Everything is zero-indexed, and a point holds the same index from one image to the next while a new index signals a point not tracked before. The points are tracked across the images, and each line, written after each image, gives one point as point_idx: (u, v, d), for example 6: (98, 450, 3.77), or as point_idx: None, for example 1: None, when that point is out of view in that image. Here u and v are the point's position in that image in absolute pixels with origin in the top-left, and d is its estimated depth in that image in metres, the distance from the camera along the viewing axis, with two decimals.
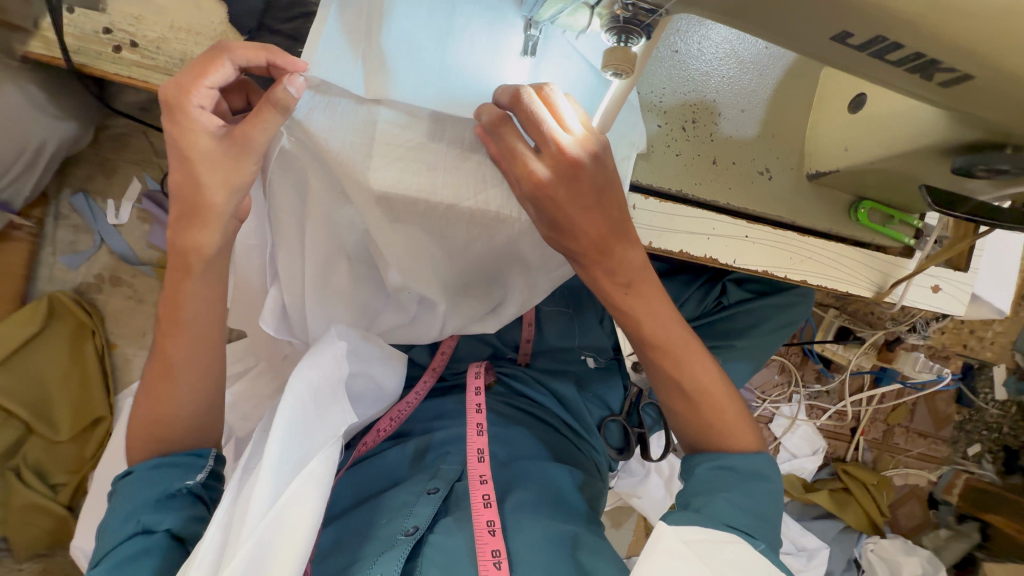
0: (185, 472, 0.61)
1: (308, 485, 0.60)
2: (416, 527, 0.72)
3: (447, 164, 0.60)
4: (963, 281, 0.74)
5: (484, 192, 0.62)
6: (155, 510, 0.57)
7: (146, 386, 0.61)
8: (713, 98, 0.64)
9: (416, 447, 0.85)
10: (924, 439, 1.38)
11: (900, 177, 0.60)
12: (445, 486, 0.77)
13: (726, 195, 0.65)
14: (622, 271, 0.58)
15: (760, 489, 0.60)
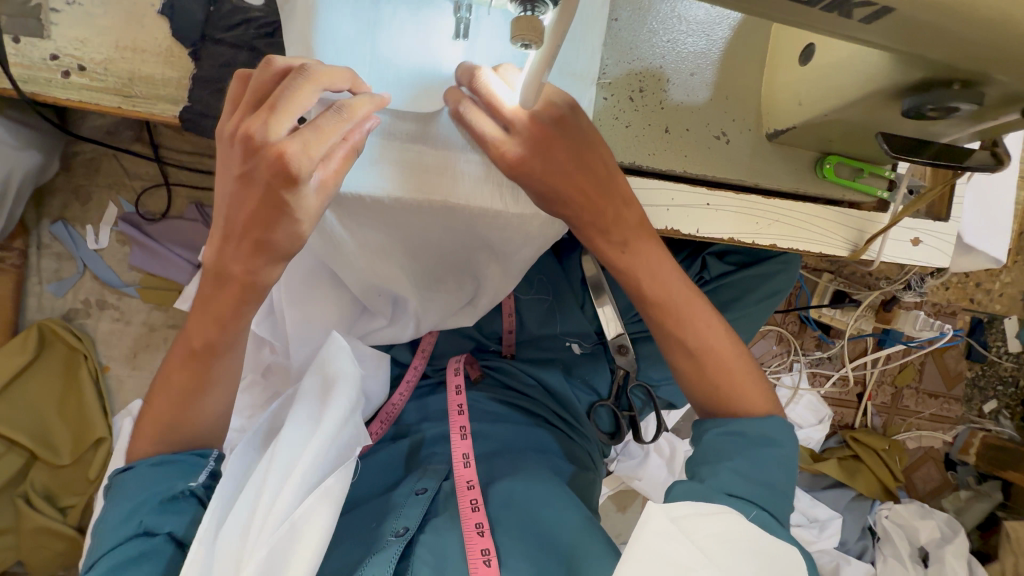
0: (190, 474, 0.61)
1: (322, 502, 0.60)
2: (406, 528, 0.71)
3: (390, 157, 0.59)
4: (945, 231, 0.71)
5: (423, 183, 0.60)
6: (159, 512, 0.58)
7: (160, 389, 0.62)
8: (660, 64, 0.62)
9: (410, 443, 0.86)
10: (936, 400, 1.33)
11: (861, 127, 0.57)
12: (434, 487, 0.77)
13: (683, 163, 0.63)
14: (617, 230, 0.58)
15: (768, 455, 0.58)
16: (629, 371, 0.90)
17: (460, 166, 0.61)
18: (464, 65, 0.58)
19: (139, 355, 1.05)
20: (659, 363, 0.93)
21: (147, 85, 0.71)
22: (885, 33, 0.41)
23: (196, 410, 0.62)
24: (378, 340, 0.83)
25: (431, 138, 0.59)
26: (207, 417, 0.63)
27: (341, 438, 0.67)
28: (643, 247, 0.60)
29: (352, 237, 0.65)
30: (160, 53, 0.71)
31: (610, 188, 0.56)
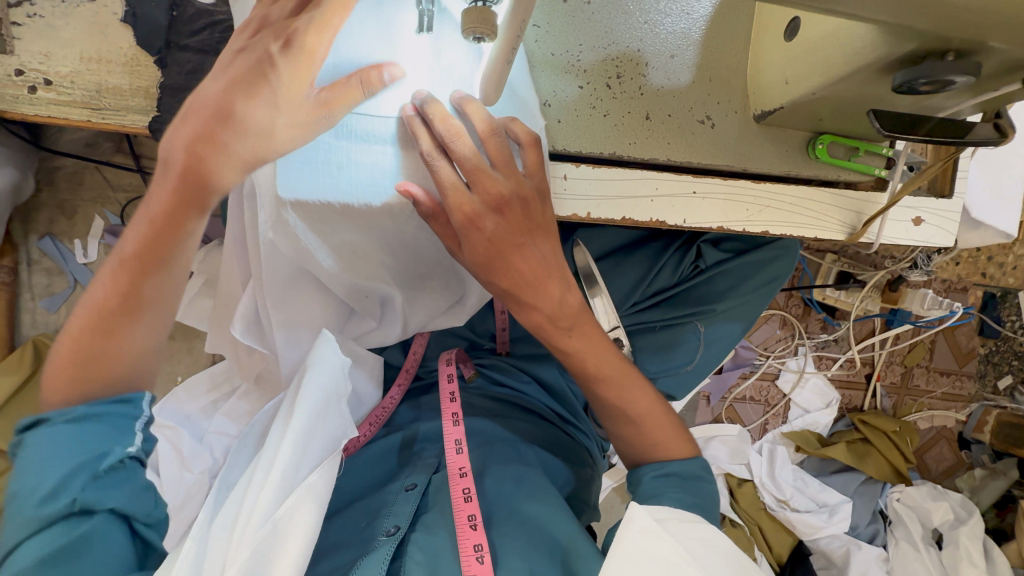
0: (122, 434, 0.58)
1: (305, 499, 0.62)
2: (397, 527, 0.70)
3: (355, 154, 0.57)
4: (948, 208, 0.67)
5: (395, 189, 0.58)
6: (95, 487, 0.55)
7: (80, 334, 0.58)
8: (637, 48, 0.59)
9: (402, 437, 0.84)
10: (948, 377, 1.30)
11: (853, 104, 0.54)
12: (423, 482, 0.77)
13: (666, 151, 0.60)
14: (563, 316, 0.60)
15: (700, 487, 0.62)
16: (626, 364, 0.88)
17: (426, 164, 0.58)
18: (431, 60, 0.55)
19: None
20: (657, 355, 0.90)
21: (115, 96, 0.70)
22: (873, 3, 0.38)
23: (124, 352, 0.59)
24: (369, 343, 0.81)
25: (397, 138, 0.57)
26: (134, 351, 0.60)
27: (317, 433, 0.66)
28: (594, 335, 0.62)
29: (323, 241, 0.62)
30: (125, 63, 0.69)
31: (542, 225, 0.57)
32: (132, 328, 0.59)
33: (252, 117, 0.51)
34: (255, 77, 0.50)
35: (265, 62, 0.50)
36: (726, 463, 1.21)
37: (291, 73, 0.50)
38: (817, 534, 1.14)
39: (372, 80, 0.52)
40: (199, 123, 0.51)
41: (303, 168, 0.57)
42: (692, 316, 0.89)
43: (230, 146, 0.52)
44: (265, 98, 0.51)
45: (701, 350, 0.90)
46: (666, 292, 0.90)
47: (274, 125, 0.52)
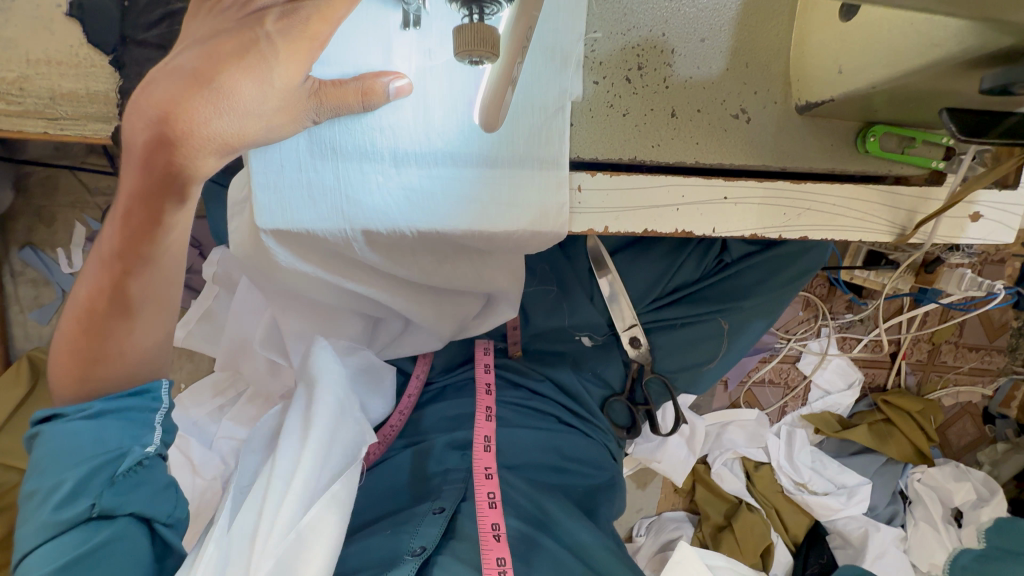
0: (142, 429, 0.54)
1: (330, 508, 0.61)
2: (423, 547, 0.66)
3: (343, 174, 0.50)
4: (1013, 201, 0.59)
5: (388, 212, 0.52)
6: (112, 492, 0.51)
7: (70, 332, 0.53)
8: (662, 31, 0.50)
9: (415, 451, 0.79)
10: (976, 352, 1.24)
11: (922, 95, 0.45)
12: (451, 506, 0.72)
13: (694, 152, 0.53)
14: None
15: None
16: (644, 364, 0.83)
17: (425, 182, 0.51)
18: (421, 62, 0.48)
19: None
20: (673, 353, 0.85)
21: (71, 103, 0.62)
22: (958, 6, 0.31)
23: (130, 350, 0.54)
24: (392, 351, 0.82)
25: (392, 152, 0.50)
26: (140, 352, 0.55)
27: (335, 442, 0.66)
28: None
29: (302, 253, 0.54)
30: (78, 64, 0.61)
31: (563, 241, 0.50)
32: (130, 327, 0.53)
33: (239, 95, 0.41)
34: (250, 63, 0.41)
35: (259, 39, 0.42)
36: (742, 447, 1.18)
37: (285, 51, 0.42)
38: (834, 516, 1.13)
39: (375, 92, 0.46)
40: (169, 91, 0.40)
41: (276, 190, 0.50)
42: (716, 313, 0.83)
43: (198, 127, 0.40)
44: (253, 75, 0.41)
45: (724, 343, 0.85)
46: (687, 288, 0.84)
47: (257, 113, 0.42)
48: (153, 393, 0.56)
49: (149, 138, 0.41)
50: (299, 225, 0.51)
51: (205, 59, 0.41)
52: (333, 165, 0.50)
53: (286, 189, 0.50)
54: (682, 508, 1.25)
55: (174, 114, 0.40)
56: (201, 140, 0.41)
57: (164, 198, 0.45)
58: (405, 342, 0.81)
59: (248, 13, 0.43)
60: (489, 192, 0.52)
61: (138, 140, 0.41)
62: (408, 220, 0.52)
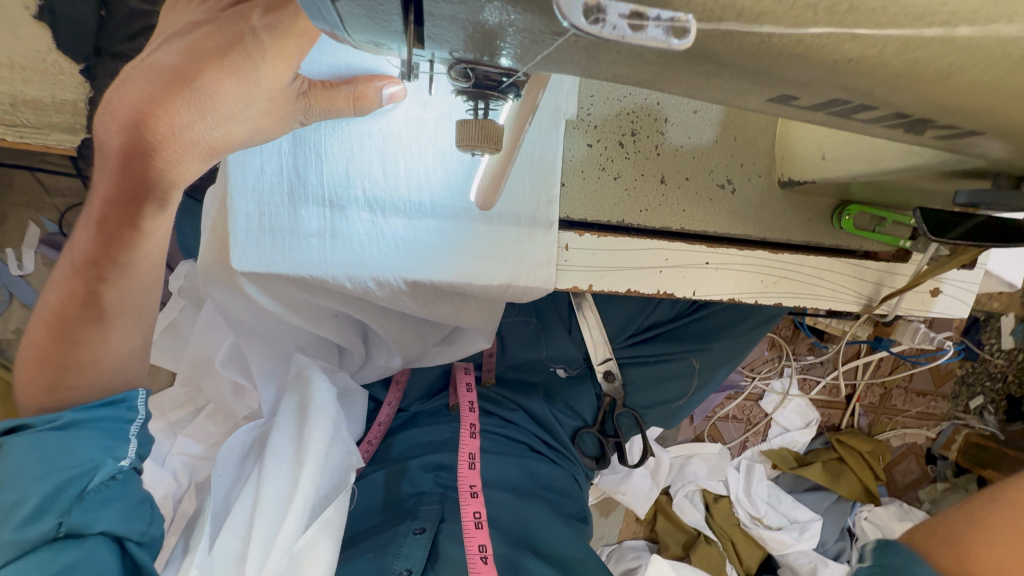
0: (114, 442, 0.51)
1: (323, 532, 0.59)
2: (409, 570, 0.64)
3: (328, 216, 0.49)
4: (968, 279, 0.63)
5: (374, 261, 0.50)
6: (81, 509, 0.47)
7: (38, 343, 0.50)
8: (656, 100, 0.51)
9: (389, 472, 0.77)
10: (924, 398, 1.32)
11: (895, 187, 0.47)
12: (433, 527, 0.69)
13: (680, 219, 0.54)
14: None
15: None
16: (616, 399, 0.84)
17: (413, 231, 0.50)
18: (415, 110, 0.48)
19: None
20: (645, 389, 0.85)
21: (35, 111, 0.58)
22: (959, 146, 0.31)
23: (102, 357, 0.51)
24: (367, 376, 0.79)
25: (380, 198, 0.49)
26: (114, 360, 0.52)
27: (329, 463, 0.64)
28: None
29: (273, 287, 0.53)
30: (45, 71, 0.57)
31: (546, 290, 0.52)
32: (104, 335, 0.50)
33: (226, 98, 0.38)
34: (239, 66, 0.38)
35: (244, 35, 0.37)
36: (704, 479, 1.22)
37: (273, 52, 0.38)
38: (785, 550, 1.16)
39: (367, 96, 0.43)
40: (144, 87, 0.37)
41: (256, 232, 0.48)
42: (688, 352, 0.84)
43: (176, 129, 0.38)
44: (239, 81, 0.38)
45: (695, 384, 0.86)
46: (660, 327, 0.86)
47: (244, 116, 0.40)
48: (129, 402, 0.53)
49: (127, 145, 0.39)
50: (276, 269, 0.49)
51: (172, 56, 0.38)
52: (318, 212, 0.48)
53: (265, 235, 0.48)
54: (643, 536, 1.27)
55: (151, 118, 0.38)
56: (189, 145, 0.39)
57: (142, 202, 0.42)
58: (370, 371, 0.78)
59: (235, 2, 0.39)
60: (480, 244, 0.51)
61: (113, 147, 0.39)
62: (391, 269, 0.51)
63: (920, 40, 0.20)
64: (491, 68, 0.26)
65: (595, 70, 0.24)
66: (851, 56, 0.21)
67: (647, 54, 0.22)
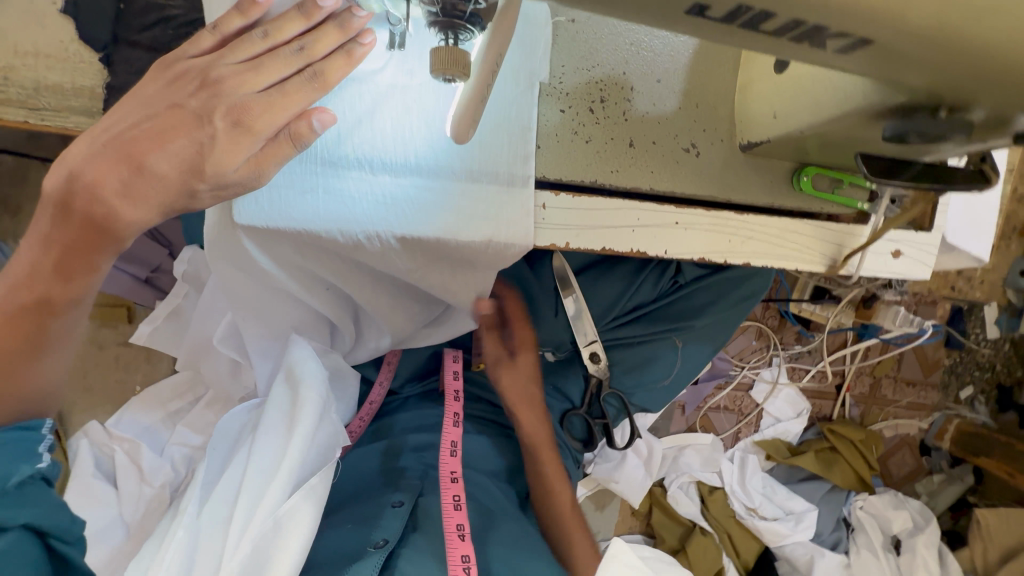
0: (25, 455, 0.47)
1: (307, 498, 0.60)
2: (386, 540, 0.63)
3: (325, 176, 0.53)
4: (927, 242, 0.67)
5: (366, 217, 0.54)
6: (1, 503, 0.43)
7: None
8: (622, 71, 0.56)
9: (385, 446, 0.80)
10: (913, 388, 1.32)
11: (843, 140, 0.52)
12: (411, 500, 0.70)
13: (649, 180, 0.58)
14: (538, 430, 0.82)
15: None
16: (602, 379, 0.86)
17: (401, 190, 0.54)
18: (402, 74, 0.52)
19: (86, 376, 1.02)
20: (633, 370, 0.89)
21: (55, 94, 0.63)
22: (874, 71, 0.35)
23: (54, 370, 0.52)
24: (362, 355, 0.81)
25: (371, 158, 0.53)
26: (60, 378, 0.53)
27: (316, 438, 0.65)
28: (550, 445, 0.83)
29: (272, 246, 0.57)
30: (67, 58, 0.63)
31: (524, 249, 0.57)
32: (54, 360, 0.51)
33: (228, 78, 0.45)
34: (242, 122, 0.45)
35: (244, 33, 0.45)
36: (697, 471, 1.22)
37: (265, 109, 0.45)
38: (783, 541, 1.17)
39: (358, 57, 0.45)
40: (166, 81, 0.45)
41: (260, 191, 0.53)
42: (670, 331, 0.88)
43: (159, 167, 0.45)
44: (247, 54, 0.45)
45: (678, 364, 0.90)
46: (645, 307, 0.88)
47: (231, 172, 0.46)
48: (35, 429, 0.50)
49: (121, 186, 0.45)
50: (275, 225, 0.53)
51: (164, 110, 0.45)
52: (314, 170, 0.53)
53: (266, 193, 0.53)
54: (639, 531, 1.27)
55: (147, 164, 0.45)
56: (171, 182, 0.46)
57: (108, 226, 0.46)
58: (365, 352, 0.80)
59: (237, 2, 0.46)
60: (467, 202, 0.55)
61: (104, 187, 0.45)
62: (380, 226, 0.55)
63: None
64: None
65: None
66: None
67: None
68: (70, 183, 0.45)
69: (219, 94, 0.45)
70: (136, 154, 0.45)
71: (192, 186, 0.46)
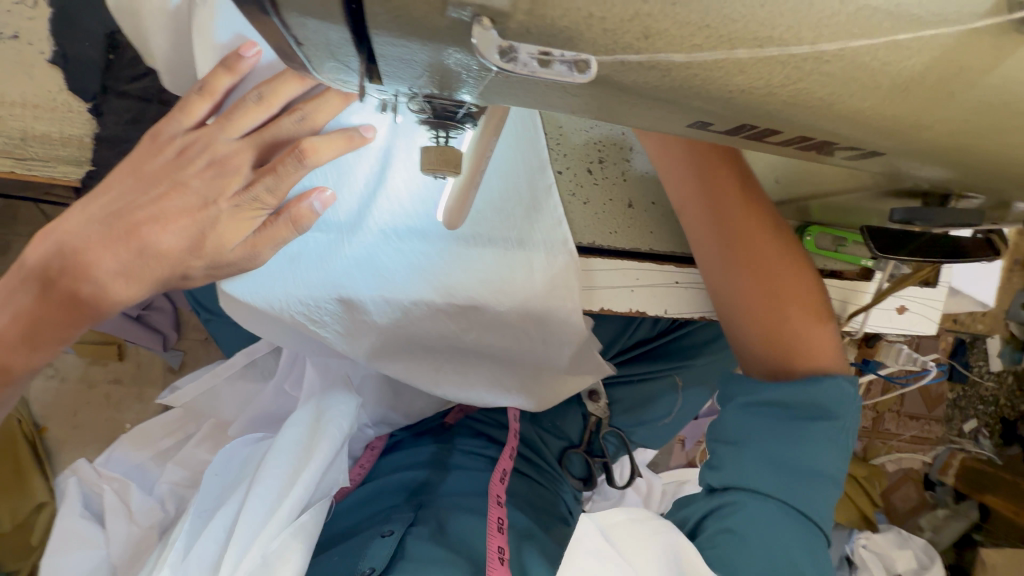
0: None
1: (298, 536, 0.58)
2: (372, 569, 0.61)
3: (344, 241, 0.52)
4: (932, 296, 0.66)
5: (394, 283, 0.53)
6: None
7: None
8: (622, 132, 0.56)
9: (380, 486, 0.75)
10: (916, 422, 1.31)
11: (844, 207, 0.50)
12: (401, 530, 0.67)
13: (647, 240, 0.56)
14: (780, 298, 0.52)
15: None
16: (602, 417, 0.82)
17: (429, 255, 0.53)
18: (389, 136, 0.51)
19: (77, 414, 1.02)
20: (632, 410, 0.85)
21: (42, 144, 0.62)
22: (889, 167, 0.33)
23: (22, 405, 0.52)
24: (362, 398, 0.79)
25: (386, 227, 0.52)
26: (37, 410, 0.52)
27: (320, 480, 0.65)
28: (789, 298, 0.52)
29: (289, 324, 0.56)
30: (56, 109, 0.61)
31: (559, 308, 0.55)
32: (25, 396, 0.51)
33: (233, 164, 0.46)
34: (246, 204, 0.46)
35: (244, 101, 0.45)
36: None
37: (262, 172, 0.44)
38: None
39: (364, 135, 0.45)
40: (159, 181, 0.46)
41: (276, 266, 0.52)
42: (672, 370, 0.86)
43: (159, 245, 0.46)
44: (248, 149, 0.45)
45: (678, 402, 0.87)
46: (645, 344, 0.87)
47: (229, 249, 0.47)
48: None
49: (120, 267, 0.46)
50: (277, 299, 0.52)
51: (165, 175, 0.47)
52: (323, 237, 0.52)
53: (282, 264, 0.52)
54: None
55: (149, 243, 0.46)
56: (171, 260, 0.47)
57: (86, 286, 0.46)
58: (368, 386, 0.79)
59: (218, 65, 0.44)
60: (483, 274, 0.54)
61: (99, 269, 0.46)
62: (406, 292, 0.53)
63: (799, 75, 0.23)
64: (447, 100, 0.29)
65: (533, 99, 0.27)
66: (748, 85, 0.24)
67: (571, 93, 0.26)
68: (57, 248, 0.46)
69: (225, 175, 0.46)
70: (135, 233, 0.45)
71: (187, 263, 0.48)
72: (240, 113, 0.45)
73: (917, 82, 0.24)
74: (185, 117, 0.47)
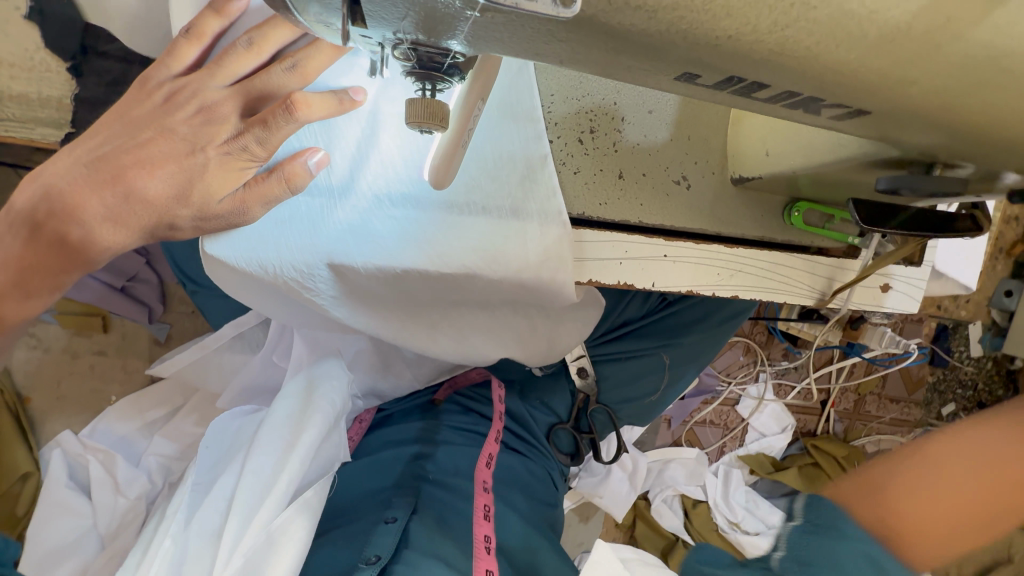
0: None
1: (301, 512, 0.59)
2: (378, 556, 0.58)
3: (335, 201, 0.52)
4: (916, 276, 0.67)
5: (389, 245, 0.53)
6: None
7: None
8: (613, 101, 0.54)
9: (376, 462, 0.74)
10: (897, 404, 1.34)
11: (834, 180, 0.50)
12: (404, 515, 0.64)
13: (637, 213, 0.55)
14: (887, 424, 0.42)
15: None
16: (590, 395, 0.83)
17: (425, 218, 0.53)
18: (374, 100, 0.50)
19: (61, 386, 1.00)
20: (619, 387, 0.85)
21: (19, 105, 0.59)
22: (876, 131, 0.33)
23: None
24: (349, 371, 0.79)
25: (379, 191, 0.52)
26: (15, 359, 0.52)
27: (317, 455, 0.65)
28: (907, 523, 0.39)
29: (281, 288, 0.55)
30: (29, 66, 0.59)
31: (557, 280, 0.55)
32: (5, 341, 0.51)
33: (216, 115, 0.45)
34: (235, 154, 0.45)
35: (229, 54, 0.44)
36: (682, 484, 1.22)
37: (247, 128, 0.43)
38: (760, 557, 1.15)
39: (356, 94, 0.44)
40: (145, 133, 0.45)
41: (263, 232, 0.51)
42: (659, 349, 0.86)
43: (147, 192, 0.45)
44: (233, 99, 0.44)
45: (666, 380, 0.87)
46: (633, 324, 0.87)
47: (217, 201, 0.46)
48: None
49: (107, 212, 0.46)
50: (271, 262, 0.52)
51: (152, 134, 0.45)
52: (314, 202, 0.52)
53: (271, 229, 0.51)
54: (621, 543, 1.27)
55: (136, 188, 0.45)
56: (158, 207, 0.46)
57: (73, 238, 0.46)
58: (360, 361, 0.81)
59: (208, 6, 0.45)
60: (479, 241, 0.54)
61: (86, 212, 0.45)
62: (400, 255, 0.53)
63: (787, 16, 0.23)
64: (432, 48, 0.29)
65: (517, 46, 0.27)
66: (736, 33, 0.24)
67: (557, 39, 0.26)
68: (44, 199, 0.46)
69: (211, 129, 0.45)
70: (123, 176, 0.45)
71: (175, 213, 0.46)
72: (229, 62, 0.45)
73: (900, 34, 0.24)
74: (173, 62, 0.46)
